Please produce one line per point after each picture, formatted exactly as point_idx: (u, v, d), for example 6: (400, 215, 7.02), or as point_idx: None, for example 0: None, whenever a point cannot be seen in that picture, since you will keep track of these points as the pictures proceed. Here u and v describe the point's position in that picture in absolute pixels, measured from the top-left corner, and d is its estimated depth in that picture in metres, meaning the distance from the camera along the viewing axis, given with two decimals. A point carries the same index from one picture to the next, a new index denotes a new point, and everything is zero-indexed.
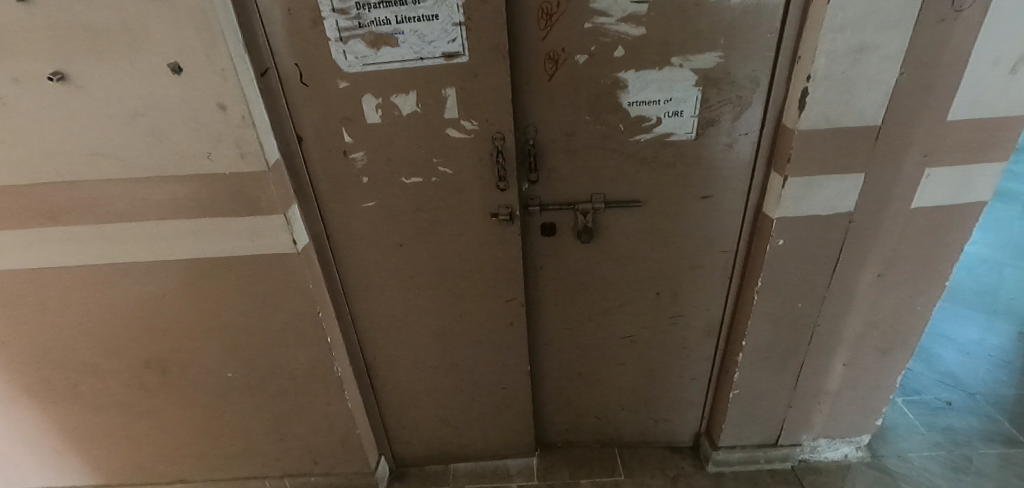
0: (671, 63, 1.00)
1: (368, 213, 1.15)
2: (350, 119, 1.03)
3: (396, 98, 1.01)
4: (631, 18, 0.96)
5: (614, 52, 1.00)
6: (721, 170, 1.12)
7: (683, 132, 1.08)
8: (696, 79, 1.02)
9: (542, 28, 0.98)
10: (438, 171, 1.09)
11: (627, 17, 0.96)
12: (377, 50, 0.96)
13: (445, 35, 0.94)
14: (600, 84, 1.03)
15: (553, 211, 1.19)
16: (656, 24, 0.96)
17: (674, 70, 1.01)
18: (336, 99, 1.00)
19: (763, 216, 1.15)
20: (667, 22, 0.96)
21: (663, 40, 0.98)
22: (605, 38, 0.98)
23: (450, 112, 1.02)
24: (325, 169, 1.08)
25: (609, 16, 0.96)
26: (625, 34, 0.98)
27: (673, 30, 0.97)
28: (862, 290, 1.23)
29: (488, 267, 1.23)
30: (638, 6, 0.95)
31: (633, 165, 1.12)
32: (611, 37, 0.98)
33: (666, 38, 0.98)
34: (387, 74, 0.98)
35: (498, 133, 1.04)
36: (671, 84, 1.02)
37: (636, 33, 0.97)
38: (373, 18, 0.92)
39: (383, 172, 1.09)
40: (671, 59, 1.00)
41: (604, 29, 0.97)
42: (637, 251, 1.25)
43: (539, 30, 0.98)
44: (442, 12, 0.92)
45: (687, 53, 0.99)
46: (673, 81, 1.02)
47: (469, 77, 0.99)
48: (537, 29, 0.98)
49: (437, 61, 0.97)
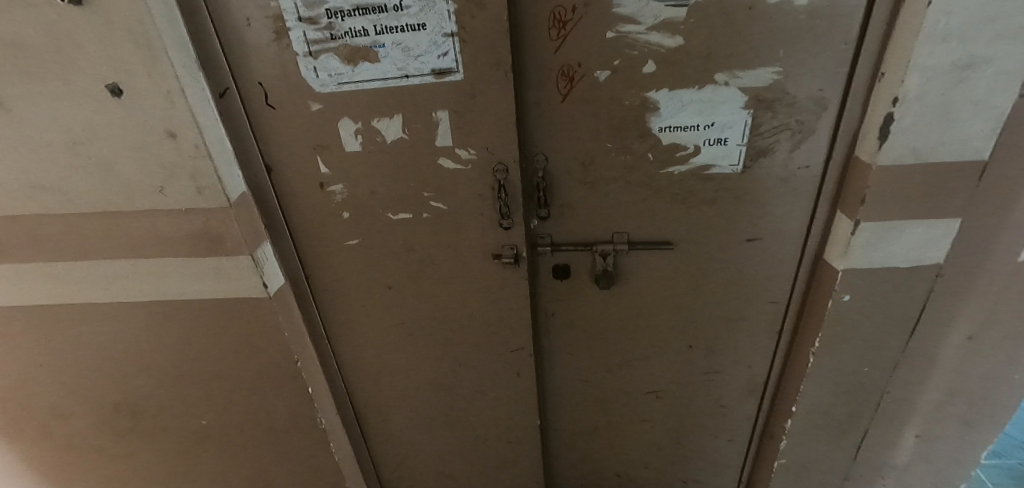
0: (714, 80, 0.81)
1: (351, 252, 0.99)
2: (326, 146, 0.87)
3: (379, 122, 0.85)
4: (665, 25, 0.77)
5: (643, 68, 0.81)
6: (772, 208, 0.92)
7: (726, 164, 0.88)
8: (745, 100, 0.82)
9: (555, 38, 0.80)
10: (430, 206, 0.93)
11: (660, 24, 0.77)
12: (354, 67, 0.79)
13: (434, 48, 0.78)
14: (626, 106, 0.84)
15: (566, 252, 1.01)
16: (697, 33, 0.77)
17: (717, 88, 0.81)
18: (308, 122, 0.85)
19: (825, 264, 0.94)
20: (711, 30, 0.77)
21: (705, 53, 0.79)
22: (632, 50, 0.79)
23: (443, 138, 0.86)
24: (300, 203, 0.94)
25: (637, 23, 0.77)
26: (658, 45, 0.79)
27: (717, 40, 0.77)
28: (946, 355, 1.00)
29: (490, 313, 1.06)
30: (676, 10, 0.76)
31: (664, 203, 0.93)
32: (640, 49, 0.79)
33: (709, 50, 0.78)
34: (366, 94, 0.82)
35: (500, 164, 0.87)
36: (713, 106, 0.83)
37: (671, 45, 0.78)
38: (347, 28, 0.76)
39: (366, 206, 0.93)
40: (714, 76, 0.80)
41: (631, 40, 0.79)
42: (666, 298, 1.05)
43: (551, 40, 0.80)
44: (430, 21, 0.75)
45: (735, 68, 0.79)
46: (715, 102, 0.82)
47: (464, 98, 0.82)
48: (549, 39, 0.80)
49: (426, 80, 0.80)
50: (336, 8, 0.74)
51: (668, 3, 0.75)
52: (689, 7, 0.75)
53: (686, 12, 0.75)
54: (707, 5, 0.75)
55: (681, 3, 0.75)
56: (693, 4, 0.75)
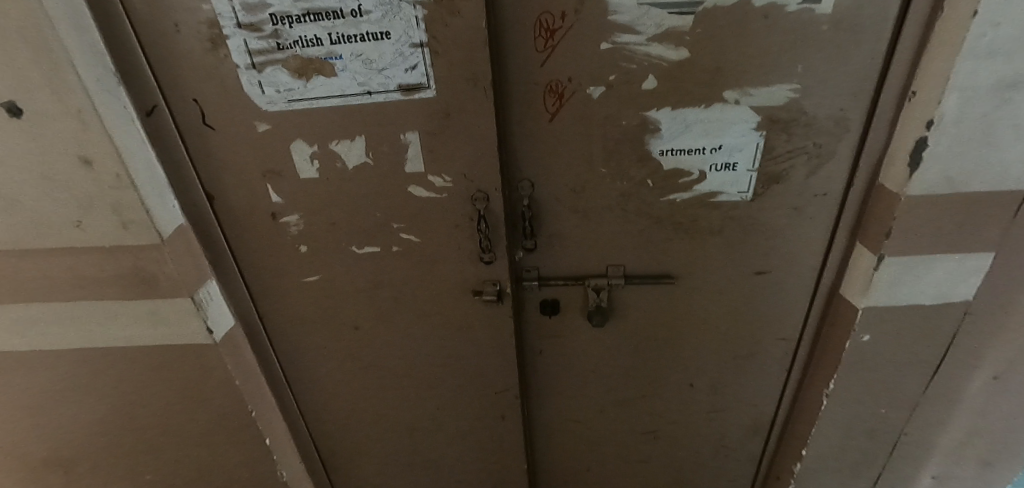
0: (722, 98, 0.71)
1: (311, 289, 0.87)
2: (277, 172, 0.75)
3: (338, 145, 0.73)
4: (669, 35, 0.67)
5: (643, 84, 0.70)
6: (785, 239, 0.82)
7: (735, 190, 0.78)
8: (757, 121, 0.72)
9: (542, 49, 0.69)
10: (400, 238, 0.81)
11: (663, 34, 0.67)
12: (307, 81, 0.68)
13: (401, 60, 0.66)
14: (623, 127, 0.74)
15: (555, 287, 0.90)
16: (705, 45, 0.67)
17: (727, 108, 0.71)
18: (254, 145, 0.73)
19: (842, 300, 0.84)
20: (721, 41, 0.67)
21: (713, 67, 0.69)
22: (631, 64, 0.69)
23: (413, 164, 0.74)
24: (249, 235, 0.81)
25: (636, 33, 0.67)
26: (660, 58, 0.68)
27: (728, 53, 0.67)
28: (969, 394, 0.92)
29: (471, 353, 0.95)
30: (682, 19, 0.65)
31: (665, 233, 0.83)
32: (640, 62, 0.69)
33: (718, 64, 0.68)
34: (323, 113, 0.70)
35: (479, 191, 0.76)
36: (722, 127, 0.73)
37: (675, 58, 0.68)
38: (296, 36, 0.64)
39: (327, 239, 0.81)
40: (724, 93, 0.70)
41: (629, 52, 0.68)
42: (665, 334, 0.95)
43: (538, 52, 0.69)
44: (395, 29, 0.64)
45: (747, 85, 0.70)
46: (724, 123, 0.73)
47: (437, 118, 0.71)
48: (536, 50, 0.69)
49: (392, 97, 0.69)
50: (283, 13, 0.63)
51: (673, 10, 0.65)
52: (697, 15, 0.65)
53: (693, 20, 0.65)
54: (718, 13, 0.65)
55: (688, 11, 0.65)
56: (702, 12, 0.65)
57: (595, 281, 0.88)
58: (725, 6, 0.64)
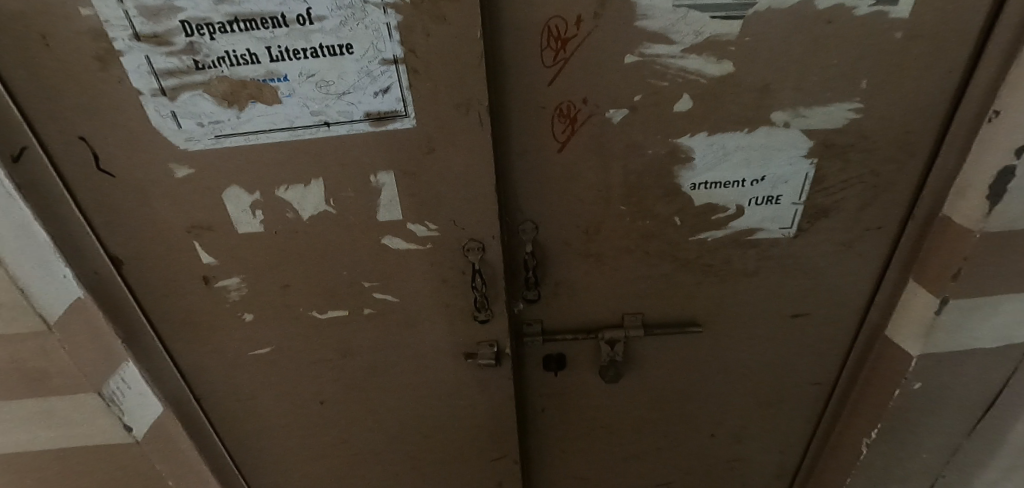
0: (769, 120, 0.58)
1: (262, 362, 0.69)
2: (205, 226, 0.57)
3: (287, 191, 0.56)
4: (710, 45, 0.53)
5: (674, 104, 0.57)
6: (828, 278, 0.71)
7: (777, 227, 0.66)
8: (809, 146, 0.60)
9: (551, 64, 0.54)
10: (374, 299, 0.65)
11: (702, 44, 0.53)
12: (240, 110, 0.50)
13: (367, 81, 0.50)
14: (648, 156, 0.60)
15: (562, 341, 0.76)
16: (753, 57, 0.54)
17: (774, 132, 0.59)
18: (174, 194, 0.55)
19: (889, 344, 0.73)
20: (773, 52, 0.53)
21: (759, 84, 0.56)
22: (661, 81, 0.55)
23: (388, 210, 0.58)
24: (176, 305, 0.63)
25: (669, 43, 0.53)
26: (697, 74, 0.55)
27: (779, 67, 0.54)
28: (1016, 436, 0.83)
29: (463, 421, 0.79)
30: (726, 25, 0.52)
31: (691, 275, 0.71)
32: (672, 79, 0.55)
33: (766, 80, 0.55)
34: (264, 150, 0.53)
35: (473, 240, 0.61)
36: (767, 154, 0.60)
37: (716, 73, 0.55)
38: (220, 50, 0.47)
39: (279, 304, 0.64)
40: (772, 115, 0.58)
41: (659, 66, 0.54)
42: (687, 385, 0.83)
43: (545, 67, 0.54)
44: (358, 40, 0.48)
45: (799, 104, 0.57)
46: (770, 150, 0.60)
47: (418, 153, 0.55)
48: (543, 64, 0.54)
49: (358, 128, 0.52)
50: (201, 19, 0.45)
51: (716, 14, 0.51)
52: (745, 20, 0.52)
53: (740, 26, 0.52)
54: (772, 18, 0.51)
55: (735, 15, 0.51)
56: (752, 16, 0.51)
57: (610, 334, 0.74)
58: (781, 9, 0.51)
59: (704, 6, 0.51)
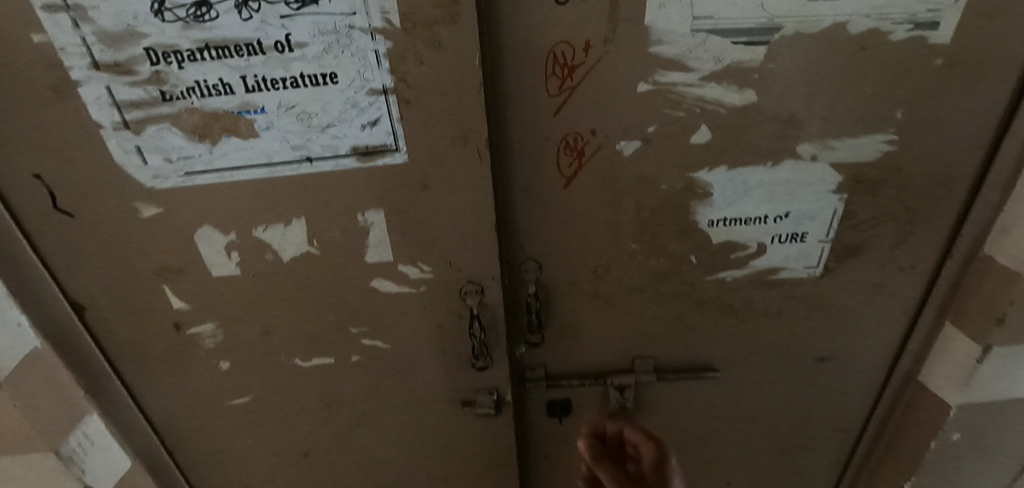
0: (795, 152, 0.53)
1: (240, 412, 0.63)
2: (176, 268, 0.52)
3: (266, 231, 0.50)
4: (731, 73, 0.49)
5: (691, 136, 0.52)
6: (856, 320, 0.65)
7: (801, 265, 0.61)
8: (837, 181, 0.55)
9: (556, 93, 0.49)
10: (363, 346, 0.59)
11: (723, 72, 0.49)
12: (213, 145, 0.45)
13: (354, 113, 0.45)
14: (662, 191, 0.56)
15: (568, 387, 0.70)
16: (778, 85, 0.49)
17: (801, 166, 0.54)
18: (142, 235, 0.50)
19: (923, 391, 0.67)
20: (800, 80, 0.49)
21: (785, 114, 0.51)
22: (677, 111, 0.51)
23: (377, 251, 0.53)
24: (145, 354, 0.57)
25: (686, 70, 0.48)
26: (717, 103, 0.50)
27: (806, 96, 0.50)
28: None
29: (461, 473, 0.73)
30: (750, 51, 0.47)
31: (707, 316, 0.65)
32: (689, 109, 0.50)
33: (791, 110, 0.51)
34: (240, 188, 0.48)
35: (471, 282, 0.56)
36: (792, 190, 0.56)
37: (737, 102, 0.50)
38: (190, 80, 0.42)
39: (258, 351, 0.59)
40: (799, 148, 0.53)
41: (675, 95, 0.50)
42: (701, 431, 0.77)
43: (550, 97, 0.50)
44: (343, 69, 0.43)
45: (828, 136, 0.52)
46: (795, 185, 0.55)
47: (410, 190, 0.50)
48: (548, 94, 0.49)
49: (343, 164, 0.48)
50: (168, 46, 0.41)
51: (739, 39, 0.47)
52: (771, 46, 0.47)
53: (765, 52, 0.47)
54: (800, 44, 0.47)
55: (759, 40, 0.47)
56: (779, 42, 0.47)
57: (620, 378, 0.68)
58: (811, 35, 0.46)
59: (725, 31, 0.46)
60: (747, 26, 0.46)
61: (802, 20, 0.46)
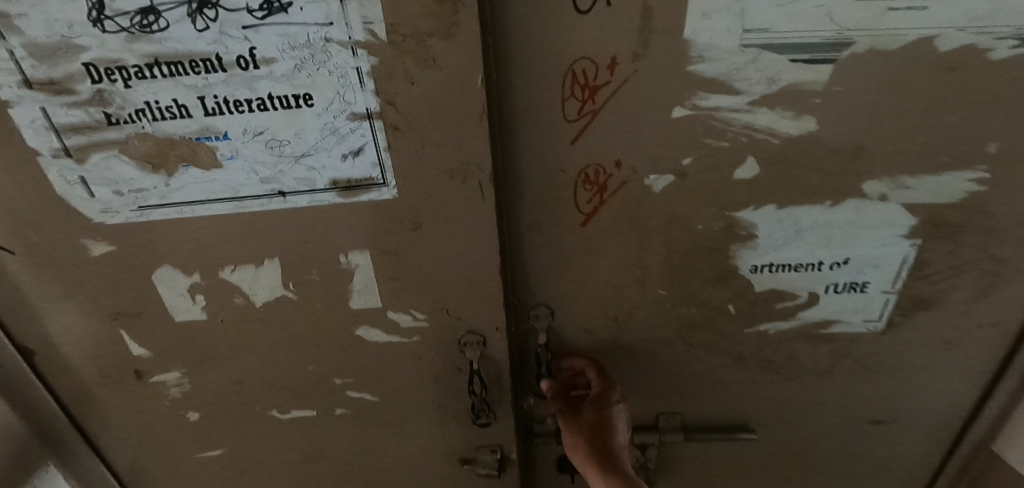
0: (859, 191, 0.45)
1: (213, 465, 0.57)
2: (135, 312, 0.45)
3: (235, 273, 0.44)
4: (788, 98, 0.40)
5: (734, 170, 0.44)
6: (921, 381, 0.56)
7: (860, 319, 0.53)
8: (910, 224, 0.46)
9: (575, 118, 0.42)
10: (348, 398, 0.52)
11: (778, 95, 0.40)
12: (169, 176, 0.39)
13: (333, 141, 0.38)
14: (696, 241, 0.48)
15: None
16: (844, 112, 0.41)
17: (867, 206, 0.45)
18: (93, 275, 0.43)
19: (999, 466, 0.58)
20: (871, 106, 0.40)
21: (850, 146, 0.42)
22: (719, 140, 0.42)
23: (363, 298, 0.46)
24: (104, 402, 0.51)
25: (732, 93, 0.40)
26: (768, 131, 0.42)
27: (879, 125, 0.41)
28: None
29: None
30: (811, 71, 0.39)
31: (744, 370, 0.57)
32: (733, 138, 0.42)
33: (859, 141, 0.42)
34: (202, 224, 0.41)
35: (471, 333, 0.48)
36: (854, 233, 0.47)
37: (793, 131, 0.42)
38: (139, 101, 0.36)
39: (231, 402, 0.52)
40: (865, 186, 0.44)
41: (718, 122, 0.41)
42: None
43: (568, 123, 0.42)
44: (319, 89, 0.36)
45: (903, 173, 0.44)
46: (859, 228, 0.47)
47: (400, 230, 0.42)
48: (565, 120, 0.42)
49: (321, 199, 0.40)
50: (112, 62, 0.34)
51: (800, 56, 0.38)
52: (838, 65, 0.39)
53: (830, 71, 0.39)
54: (874, 62, 0.38)
55: (824, 57, 0.38)
56: (848, 60, 0.38)
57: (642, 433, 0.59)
58: (889, 51, 0.38)
59: (784, 47, 0.38)
60: (810, 41, 0.38)
61: (878, 33, 0.37)
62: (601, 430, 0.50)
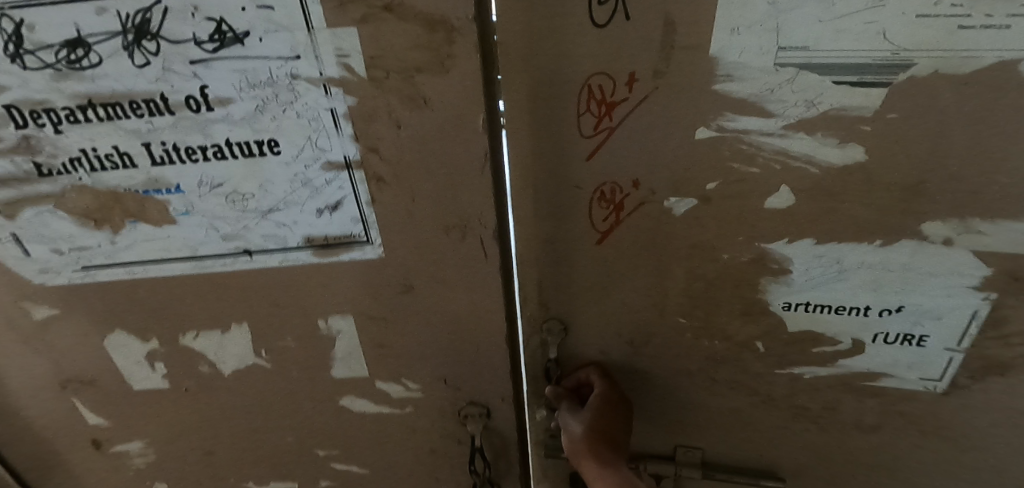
0: (919, 229, 0.33)
1: None
2: (88, 380, 0.39)
3: (200, 339, 0.38)
4: (835, 123, 0.29)
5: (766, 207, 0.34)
6: None
7: (913, 378, 0.40)
8: (983, 275, 0.34)
9: (589, 135, 0.32)
10: (334, 469, 0.46)
11: (818, 120, 0.29)
12: (114, 233, 0.33)
13: (304, 193, 0.32)
14: (722, 272, 0.37)
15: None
16: (908, 138, 0.29)
17: (933, 244, 0.33)
18: (36, 342, 0.37)
19: None
20: (943, 131, 0.29)
21: (910, 179, 0.31)
22: (749, 165, 0.32)
23: (347, 366, 0.40)
24: (62, 473, 0.45)
25: (767, 108, 0.30)
26: (810, 159, 0.31)
27: (958, 155, 0.29)
28: None
29: None
30: (858, 94, 0.28)
31: (793, 451, 0.48)
32: (766, 164, 0.32)
33: (922, 174, 0.30)
34: (158, 286, 0.35)
35: (473, 403, 0.42)
36: (913, 276, 0.35)
37: (840, 161, 0.31)
38: (74, 148, 0.30)
39: (203, 473, 0.46)
40: (928, 223, 0.32)
41: (748, 141, 0.31)
42: None
43: (579, 139, 0.33)
44: (287, 135, 0.30)
45: (976, 213, 0.31)
46: (920, 271, 0.35)
47: (387, 292, 0.36)
48: (576, 135, 0.32)
49: (293, 259, 0.34)
50: (37, 103, 0.28)
51: (843, 77, 0.28)
52: (892, 89, 0.28)
53: (882, 97, 0.28)
54: (947, 87, 0.27)
55: (877, 79, 0.27)
56: (908, 85, 0.27)
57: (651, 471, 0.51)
58: (985, 72, 0.26)
59: (824, 65, 0.27)
60: (860, 57, 0.27)
61: (953, 52, 0.26)
62: (610, 442, 0.40)
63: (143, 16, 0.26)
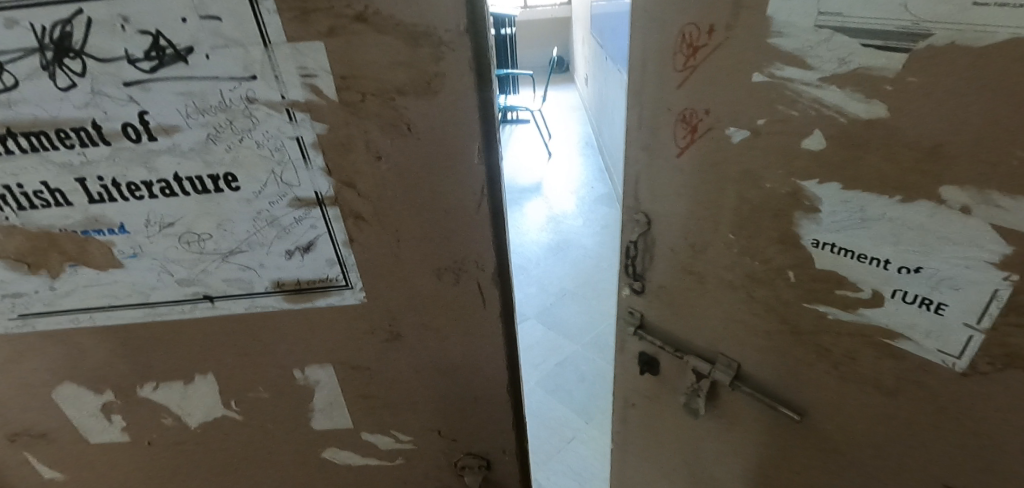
0: (934, 197, 0.24)
1: None
2: (38, 434, 0.35)
3: (161, 392, 0.34)
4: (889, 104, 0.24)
5: (794, 165, 0.28)
6: None
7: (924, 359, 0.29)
8: (1004, 254, 0.23)
9: (677, 71, 0.30)
10: None
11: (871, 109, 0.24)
12: (53, 278, 0.28)
13: (269, 232, 0.27)
14: (762, 213, 0.31)
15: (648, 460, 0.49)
16: (931, 106, 0.23)
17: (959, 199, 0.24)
18: None
19: None
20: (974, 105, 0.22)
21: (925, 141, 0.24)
22: (790, 104, 0.27)
23: (328, 418, 0.35)
24: None
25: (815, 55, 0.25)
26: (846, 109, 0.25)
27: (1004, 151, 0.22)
28: None
29: None
30: (880, 58, 0.23)
31: None
32: (804, 107, 0.27)
33: (942, 137, 0.23)
34: (108, 335, 0.31)
35: (471, 453, 0.37)
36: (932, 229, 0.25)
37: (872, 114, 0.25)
38: None
39: None
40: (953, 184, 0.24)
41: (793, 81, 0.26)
42: None
43: (669, 73, 0.30)
44: (245, 168, 0.25)
45: (997, 183, 0.22)
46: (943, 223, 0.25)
47: (371, 339, 0.32)
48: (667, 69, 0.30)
49: (261, 305, 0.30)
50: None
51: (867, 40, 0.23)
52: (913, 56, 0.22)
53: (903, 62, 0.23)
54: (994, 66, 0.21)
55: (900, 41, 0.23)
56: (928, 53, 0.22)
57: (694, 366, 0.40)
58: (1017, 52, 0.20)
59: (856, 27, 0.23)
60: (882, 21, 0.23)
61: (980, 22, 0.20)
62: None
63: (63, 29, 0.21)
